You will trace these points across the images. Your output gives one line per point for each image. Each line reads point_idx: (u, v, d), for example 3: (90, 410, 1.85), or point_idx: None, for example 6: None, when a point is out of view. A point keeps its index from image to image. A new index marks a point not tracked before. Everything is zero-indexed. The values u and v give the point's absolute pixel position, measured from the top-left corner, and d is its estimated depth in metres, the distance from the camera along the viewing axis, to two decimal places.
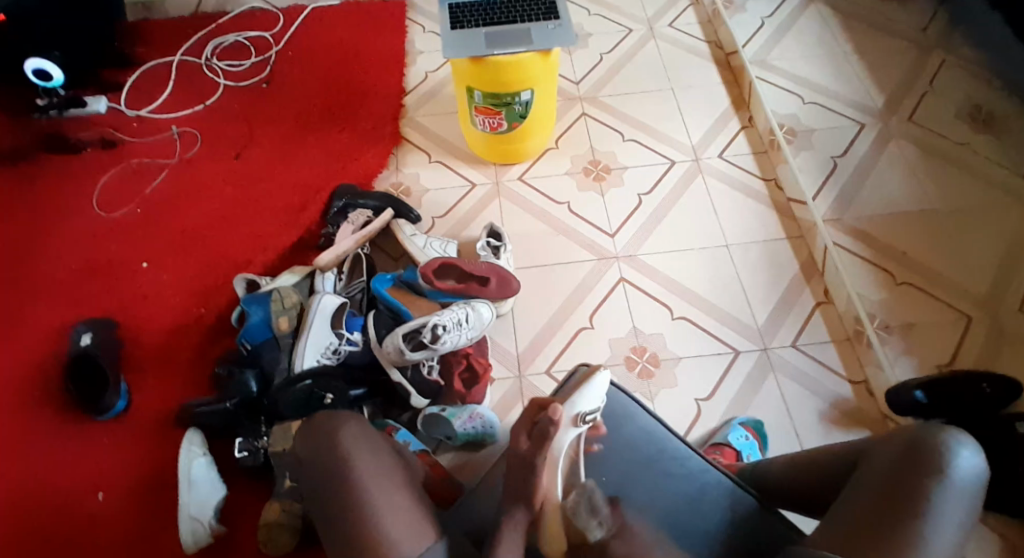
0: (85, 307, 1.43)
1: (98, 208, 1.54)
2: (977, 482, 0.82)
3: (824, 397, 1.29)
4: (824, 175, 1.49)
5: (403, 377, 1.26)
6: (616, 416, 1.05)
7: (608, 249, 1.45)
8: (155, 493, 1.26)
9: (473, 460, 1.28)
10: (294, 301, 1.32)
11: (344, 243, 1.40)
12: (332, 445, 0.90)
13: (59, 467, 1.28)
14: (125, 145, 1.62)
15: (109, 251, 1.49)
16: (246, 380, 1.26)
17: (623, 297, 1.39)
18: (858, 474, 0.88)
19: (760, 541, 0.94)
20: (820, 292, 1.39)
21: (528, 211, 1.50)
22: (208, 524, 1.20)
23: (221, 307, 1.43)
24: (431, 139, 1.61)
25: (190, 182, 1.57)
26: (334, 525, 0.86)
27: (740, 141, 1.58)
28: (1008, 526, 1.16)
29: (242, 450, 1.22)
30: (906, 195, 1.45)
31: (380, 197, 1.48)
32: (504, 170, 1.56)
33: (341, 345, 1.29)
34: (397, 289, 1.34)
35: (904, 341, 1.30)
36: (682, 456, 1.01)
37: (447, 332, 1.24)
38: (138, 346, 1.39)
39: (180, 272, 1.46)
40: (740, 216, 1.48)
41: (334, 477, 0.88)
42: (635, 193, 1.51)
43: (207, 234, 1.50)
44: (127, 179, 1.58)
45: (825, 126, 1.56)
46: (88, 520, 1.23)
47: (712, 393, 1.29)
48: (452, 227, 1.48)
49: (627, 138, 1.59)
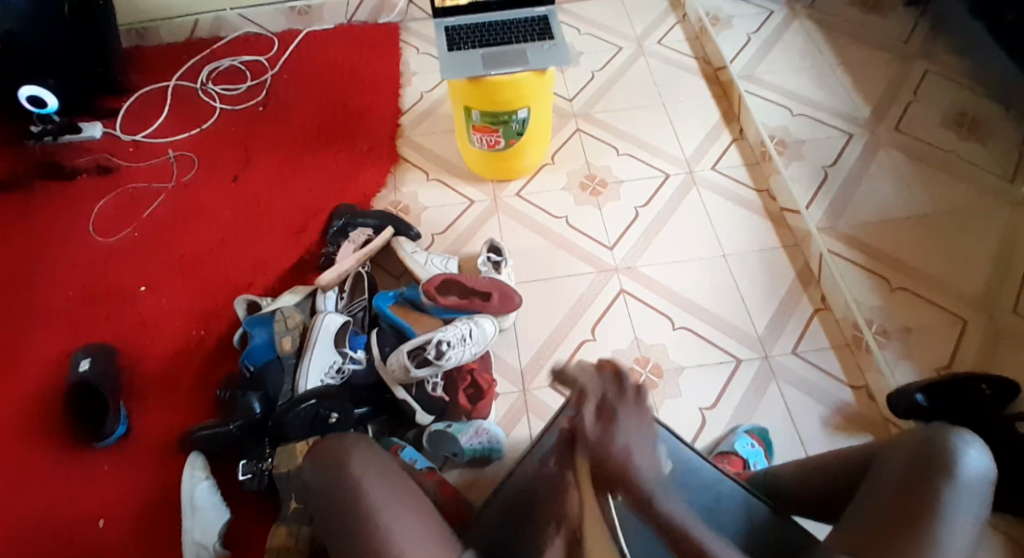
0: (84, 332, 1.41)
1: (96, 233, 1.53)
2: (988, 479, 0.84)
3: (827, 403, 1.30)
4: (816, 185, 1.52)
5: (408, 395, 1.27)
6: None
7: (607, 262, 1.46)
8: (157, 521, 1.24)
9: (479, 477, 1.28)
10: (297, 320, 1.33)
11: (345, 263, 1.41)
12: (339, 469, 0.91)
13: (60, 497, 1.26)
14: (122, 170, 1.62)
15: (108, 276, 1.48)
16: (249, 402, 1.26)
17: (624, 308, 1.40)
18: (871, 476, 0.89)
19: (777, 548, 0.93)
20: (817, 299, 1.41)
21: (527, 227, 1.51)
22: (213, 549, 1.18)
23: (221, 329, 1.42)
24: (428, 158, 1.62)
25: (188, 205, 1.57)
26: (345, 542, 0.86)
27: (732, 153, 1.61)
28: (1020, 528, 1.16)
29: (246, 473, 1.22)
30: (897, 202, 1.48)
31: (379, 216, 1.48)
32: (501, 186, 1.57)
33: (344, 364, 1.31)
34: (399, 307, 1.35)
35: (903, 345, 1.32)
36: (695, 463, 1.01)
37: (452, 348, 1.26)
38: (139, 371, 1.38)
39: (179, 296, 1.46)
40: (737, 227, 1.50)
41: (349, 495, 0.88)
42: (632, 206, 1.53)
43: (206, 256, 1.50)
44: (124, 204, 1.57)
45: (814, 137, 1.60)
46: (90, 549, 1.21)
47: (716, 402, 1.30)
48: (451, 244, 1.49)
49: (621, 152, 1.61)
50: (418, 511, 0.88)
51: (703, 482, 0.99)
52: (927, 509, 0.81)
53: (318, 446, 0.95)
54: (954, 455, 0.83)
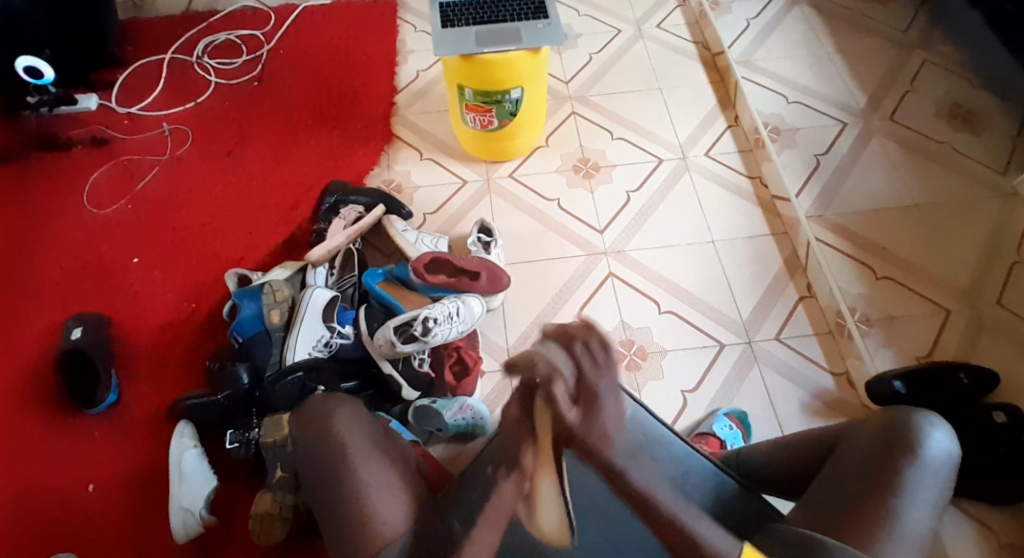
0: (75, 304, 1.43)
1: (89, 205, 1.55)
2: (950, 462, 0.89)
3: (808, 389, 1.32)
4: (807, 172, 1.52)
5: (394, 370, 1.30)
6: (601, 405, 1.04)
7: (596, 245, 1.46)
8: (147, 488, 1.29)
9: (462, 451, 1.32)
10: (285, 294, 1.36)
11: (335, 239, 1.43)
12: (325, 431, 0.97)
13: (55, 463, 1.30)
14: (116, 143, 1.63)
15: (100, 248, 1.50)
16: (237, 373, 1.31)
17: (611, 292, 1.41)
18: (836, 456, 0.94)
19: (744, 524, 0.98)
20: (804, 287, 1.41)
21: (519, 209, 1.51)
22: (199, 515, 1.23)
23: (213, 302, 1.44)
24: (422, 137, 1.63)
25: (182, 179, 1.58)
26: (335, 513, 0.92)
27: (726, 139, 1.60)
28: (991, 514, 1.19)
29: (233, 442, 1.27)
30: (888, 191, 1.48)
31: (372, 194, 1.50)
32: (495, 167, 1.57)
33: (332, 338, 1.33)
34: (388, 284, 1.38)
35: (885, 334, 1.34)
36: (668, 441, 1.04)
37: (438, 325, 1.29)
38: (130, 342, 1.40)
39: (171, 269, 1.47)
40: (728, 214, 1.50)
41: (333, 457, 0.95)
42: (624, 190, 1.53)
43: (199, 230, 1.52)
44: (118, 177, 1.58)
45: (809, 125, 1.59)
46: (82, 514, 1.26)
47: (698, 384, 1.33)
48: (443, 223, 1.50)
49: (616, 136, 1.61)
50: (392, 486, 0.93)
51: (675, 459, 1.01)
52: (888, 488, 0.87)
53: (308, 404, 1.01)
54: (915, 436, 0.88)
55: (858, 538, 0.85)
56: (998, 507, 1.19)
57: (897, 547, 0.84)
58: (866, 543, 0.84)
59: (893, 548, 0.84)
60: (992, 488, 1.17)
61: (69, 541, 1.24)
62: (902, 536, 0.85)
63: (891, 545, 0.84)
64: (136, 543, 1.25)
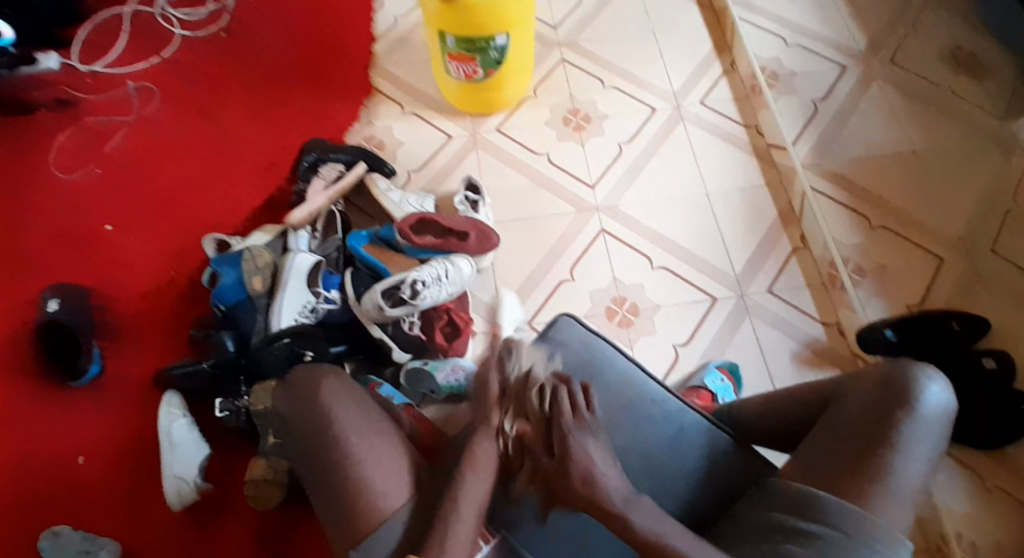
0: (51, 275, 1.39)
1: (57, 169, 1.48)
2: (946, 413, 0.89)
3: (798, 339, 1.31)
4: (805, 119, 1.47)
5: (383, 334, 1.29)
6: (593, 365, 1.08)
7: (588, 201, 1.42)
8: (132, 459, 1.27)
9: (456, 413, 1.30)
10: (266, 260, 1.32)
11: (316, 201, 1.39)
12: (314, 398, 0.96)
13: (41, 437, 1.28)
14: (81, 104, 1.55)
15: (71, 214, 1.44)
16: (222, 341, 1.28)
17: (603, 248, 1.38)
18: (834, 407, 0.93)
19: (738, 479, 1.00)
20: (797, 238, 1.39)
21: (507, 164, 1.46)
22: (193, 483, 1.23)
23: (193, 269, 1.40)
24: (404, 90, 1.56)
25: (151, 139, 1.51)
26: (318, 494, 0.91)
27: (723, 87, 1.54)
28: (979, 460, 1.19)
29: (223, 410, 1.25)
30: (887, 138, 1.44)
31: (352, 151, 1.43)
32: (482, 121, 1.51)
33: (318, 304, 1.30)
34: (374, 247, 1.35)
35: (878, 283, 1.32)
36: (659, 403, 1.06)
37: (427, 287, 1.27)
38: (110, 313, 1.36)
39: (147, 235, 1.42)
40: (723, 165, 1.45)
41: (319, 425, 0.94)
42: (616, 142, 1.48)
43: (173, 194, 1.45)
44: (84, 139, 1.51)
45: (806, 70, 1.53)
46: (73, 485, 1.25)
47: (690, 338, 1.31)
48: (429, 181, 1.45)
49: (607, 85, 1.54)
50: (386, 460, 0.93)
51: (668, 415, 1.04)
52: (884, 442, 0.87)
53: (296, 376, 1.00)
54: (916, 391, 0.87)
55: (852, 490, 0.86)
56: (987, 454, 1.20)
57: (891, 501, 0.85)
58: (860, 495, 0.85)
59: (888, 502, 0.85)
60: (985, 438, 1.18)
61: (60, 515, 1.23)
62: (898, 488, 0.85)
63: (885, 499, 0.85)
64: (128, 513, 1.24)
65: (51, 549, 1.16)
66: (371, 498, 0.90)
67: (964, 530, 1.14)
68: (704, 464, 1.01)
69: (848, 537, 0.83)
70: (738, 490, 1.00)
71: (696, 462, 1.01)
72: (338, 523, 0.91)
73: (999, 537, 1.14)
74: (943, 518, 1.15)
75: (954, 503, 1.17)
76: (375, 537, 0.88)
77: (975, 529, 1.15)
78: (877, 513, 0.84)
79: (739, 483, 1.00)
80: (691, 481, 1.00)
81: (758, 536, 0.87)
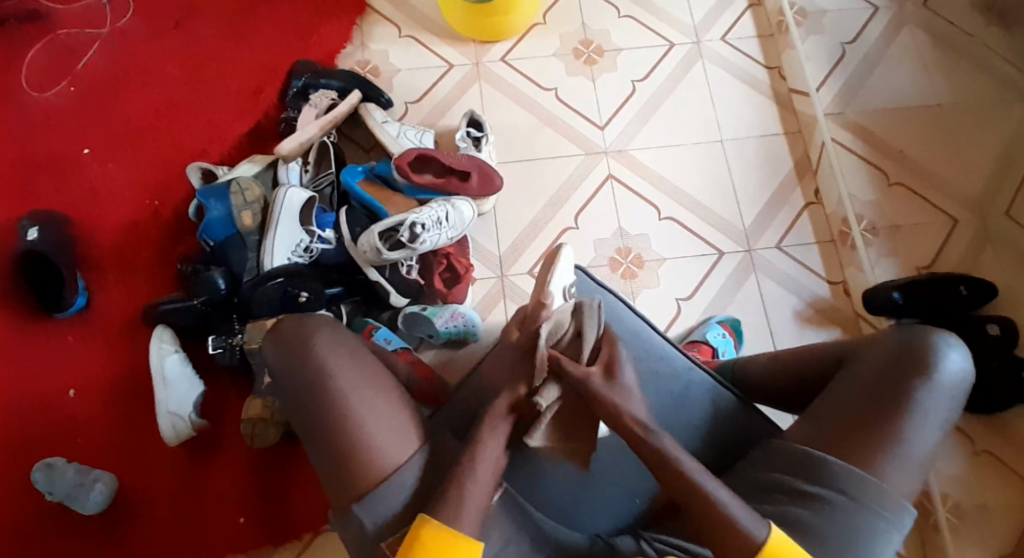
0: (29, 201, 1.32)
1: (29, 88, 1.38)
2: (962, 382, 0.88)
3: (802, 296, 1.29)
4: (832, 63, 1.39)
5: (380, 277, 1.24)
6: (605, 316, 1.06)
7: (596, 144, 1.36)
8: (126, 398, 1.24)
9: (452, 358, 1.27)
10: (256, 194, 1.24)
11: (307, 130, 1.30)
12: (306, 355, 0.89)
13: (29, 372, 1.25)
14: (52, 15, 1.42)
15: (45, 135, 1.35)
16: (212, 278, 1.21)
17: (610, 195, 1.33)
18: (842, 376, 0.92)
19: (745, 437, 0.99)
20: (811, 193, 1.35)
21: (513, 99, 1.39)
22: (188, 419, 1.20)
23: (178, 201, 1.33)
24: (402, 9, 1.45)
25: (128, 56, 1.40)
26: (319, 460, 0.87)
27: (745, 22, 1.46)
28: (971, 425, 1.22)
29: (216, 347, 1.21)
30: (913, 88, 1.37)
31: (345, 77, 1.35)
32: (485, 49, 1.42)
33: (313, 243, 1.24)
34: (369, 183, 1.28)
35: (889, 243, 1.29)
36: (664, 360, 1.04)
37: (426, 231, 1.20)
38: (93, 244, 1.30)
39: (127, 162, 1.34)
40: (738, 108, 1.39)
41: (314, 385, 0.87)
42: (629, 79, 1.40)
43: (155, 118, 1.36)
44: (56, 55, 1.40)
45: (836, 7, 1.43)
46: (67, 421, 1.23)
47: (693, 293, 1.29)
48: (428, 114, 1.37)
49: (622, 14, 1.45)
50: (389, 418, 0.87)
51: (676, 370, 1.03)
52: (895, 411, 0.86)
53: (283, 325, 0.92)
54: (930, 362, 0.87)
55: (861, 457, 0.85)
56: (979, 418, 1.22)
57: (899, 470, 0.85)
58: (869, 463, 0.85)
59: (896, 471, 0.85)
60: (979, 404, 1.19)
61: (54, 452, 1.21)
62: (906, 458, 0.85)
63: (893, 467, 0.85)
64: (122, 452, 1.22)
65: (45, 482, 1.12)
66: (379, 457, 0.85)
67: (950, 490, 1.18)
68: (710, 420, 1.00)
69: (856, 504, 0.83)
70: (745, 445, 0.99)
71: (702, 419, 1.00)
72: (335, 479, 0.86)
73: (985, 500, 1.17)
74: (932, 479, 1.19)
75: (943, 462, 1.20)
76: (383, 491, 0.83)
77: (958, 489, 1.18)
78: (882, 480, 0.84)
79: (747, 441, 0.99)
80: (695, 440, 0.99)
81: (759, 497, 0.88)
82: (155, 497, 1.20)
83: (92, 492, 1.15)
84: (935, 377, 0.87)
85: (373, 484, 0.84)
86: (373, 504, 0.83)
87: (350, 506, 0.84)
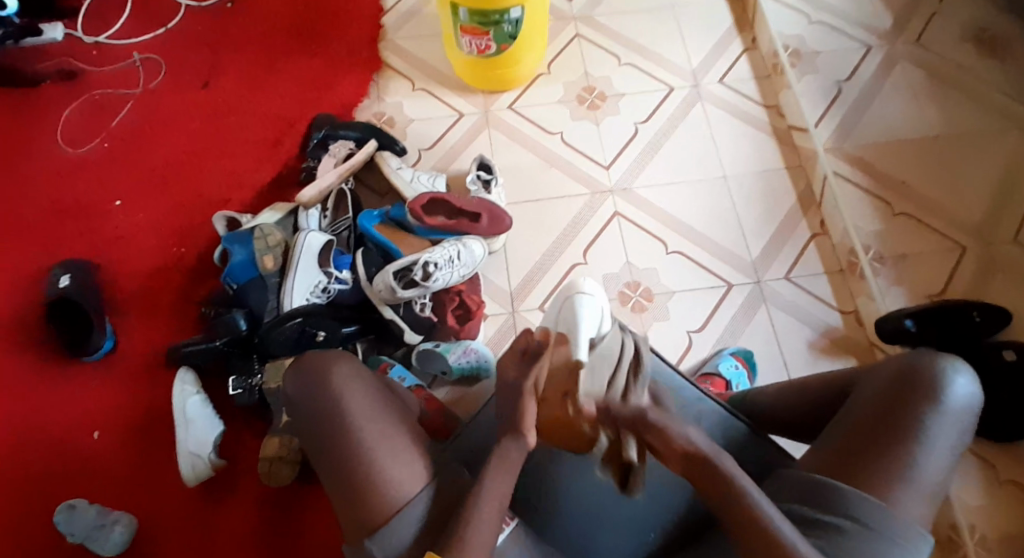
0: (62, 248, 1.39)
1: (64, 144, 1.47)
2: (971, 407, 0.86)
3: (814, 327, 1.30)
4: (827, 101, 1.44)
5: (395, 315, 1.26)
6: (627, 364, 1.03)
7: (602, 183, 1.41)
8: (145, 437, 1.27)
9: (467, 394, 1.29)
10: (277, 239, 1.28)
11: (326, 178, 1.36)
12: (319, 389, 0.89)
13: (53, 412, 1.28)
14: (87, 76, 1.54)
15: (81, 189, 1.44)
16: (233, 319, 1.25)
17: (617, 231, 1.37)
18: (853, 398, 0.91)
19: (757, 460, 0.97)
20: (816, 225, 1.38)
21: (520, 144, 1.45)
22: (208, 459, 1.21)
23: (202, 247, 1.39)
24: (415, 65, 1.54)
25: (157, 113, 1.50)
26: (335, 480, 0.86)
27: (741, 65, 1.53)
28: (993, 453, 1.18)
29: (236, 388, 1.23)
30: (908, 121, 1.40)
31: (362, 127, 1.43)
32: (493, 98, 1.50)
33: (330, 284, 1.27)
34: (385, 227, 1.31)
35: (897, 271, 1.30)
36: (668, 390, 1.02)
37: (439, 269, 1.24)
38: (119, 288, 1.36)
39: (156, 212, 1.42)
40: (738, 145, 1.45)
41: (323, 413, 0.88)
42: (630, 121, 1.47)
43: (183, 170, 1.45)
44: (90, 112, 1.50)
45: (829, 47, 1.49)
46: (87, 459, 1.25)
47: (703, 325, 1.30)
48: (439, 160, 1.44)
49: (623, 62, 1.53)
50: (403, 446, 0.87)
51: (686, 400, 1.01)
52: (902, 436, 0.84)
53: (305, 356, 0.93)
54: (935, 388, 0.86)
55: (870, 483, 0.83)
56: (1001, 445, 1.18)
57: (911, 492, 0.83)
58: (878, 487, 0.83)
59: (905, 496, 0.83)
60: (999, 430, 1.16)
61: (74, 489, 1.23)
62: (918, 481, 0.83)
63: (906, 492, 0.83)
64: (138, 490, 1.23)
65: (67, 523, 1.15)
66: (384, 473, 0.85)
67: (976, 522, 1.14)
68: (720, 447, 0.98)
69: (870, 531, 0.81)
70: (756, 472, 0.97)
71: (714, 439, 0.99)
72: (348, 505, 0.85)
73: (1012, 531, 1.13)
74: (956, 510, 1.15)
75: (965, 491, 1.16)
76: (394, 526, 0.83)
77: (986, 521, 1.14)
78: (895, 505, 0.82)
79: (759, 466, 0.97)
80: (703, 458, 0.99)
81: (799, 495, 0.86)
82: (168, 535, 1.21)
83: (112, 532, 1.16)
84: (942, 401, 0.86)
85: (383, 516, 0.83)
86: (385, 538, 0.82)
87: (363, 540, 0.83)
